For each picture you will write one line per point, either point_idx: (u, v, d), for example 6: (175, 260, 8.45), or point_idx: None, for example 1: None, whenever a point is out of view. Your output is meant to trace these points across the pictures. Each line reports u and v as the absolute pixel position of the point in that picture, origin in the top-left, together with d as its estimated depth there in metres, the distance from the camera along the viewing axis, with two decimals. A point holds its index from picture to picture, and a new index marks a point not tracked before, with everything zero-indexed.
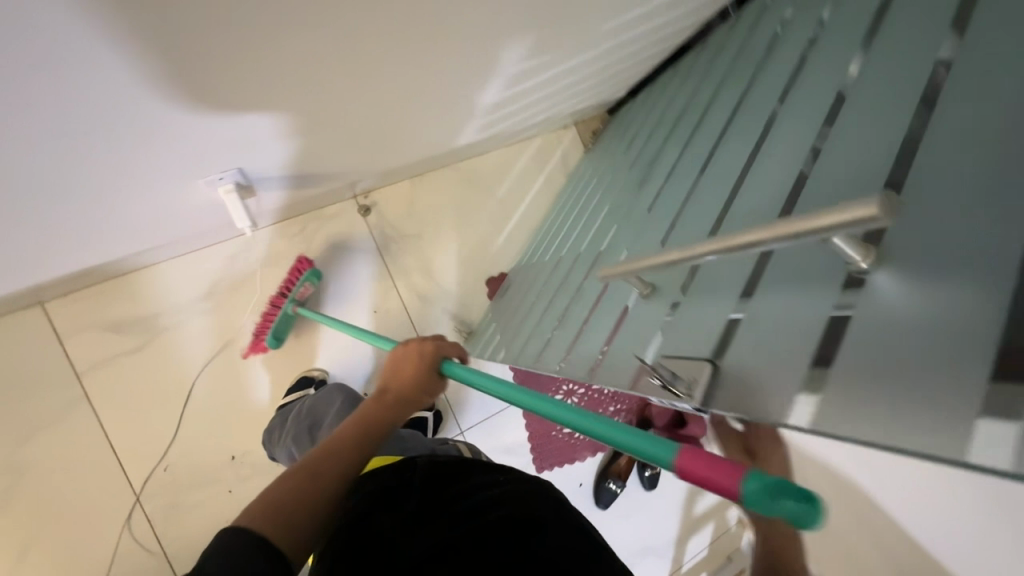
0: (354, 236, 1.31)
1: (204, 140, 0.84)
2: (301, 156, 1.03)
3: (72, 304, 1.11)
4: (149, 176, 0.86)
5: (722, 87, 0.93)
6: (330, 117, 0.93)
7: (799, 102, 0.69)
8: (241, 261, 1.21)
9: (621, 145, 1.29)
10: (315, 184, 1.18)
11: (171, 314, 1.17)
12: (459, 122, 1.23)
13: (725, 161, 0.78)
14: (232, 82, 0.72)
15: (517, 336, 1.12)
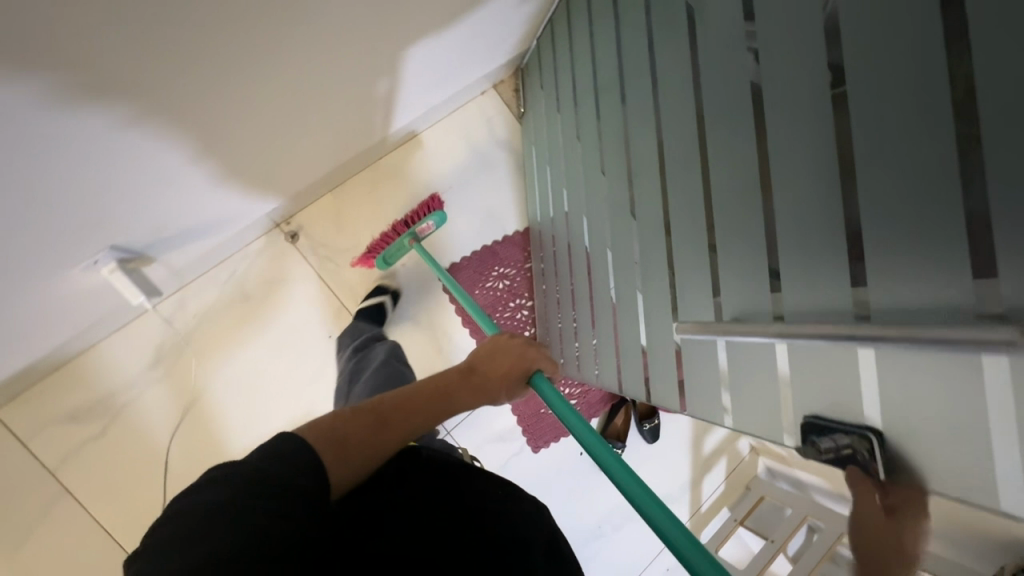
0: (289, 267, 1.25)
1: (53, 224, 0.77)
2: (193, 209, 0.99)
3: (21, 406, 1.10)
4: (35, 273, 0.83)
5: (655, 46, 0.81)
6: (189, 160, 0.87)
7: (769, 59, 0.56)
8: (178, 321, 1.18)
9: (567, 105, 1.19)
10: (215, 235, 1.11)
11: (123, 391, 1.14)
12: (362, 120, 1.14)
13: (723, 149, 0.66)
14: (39, 156, 0.66)
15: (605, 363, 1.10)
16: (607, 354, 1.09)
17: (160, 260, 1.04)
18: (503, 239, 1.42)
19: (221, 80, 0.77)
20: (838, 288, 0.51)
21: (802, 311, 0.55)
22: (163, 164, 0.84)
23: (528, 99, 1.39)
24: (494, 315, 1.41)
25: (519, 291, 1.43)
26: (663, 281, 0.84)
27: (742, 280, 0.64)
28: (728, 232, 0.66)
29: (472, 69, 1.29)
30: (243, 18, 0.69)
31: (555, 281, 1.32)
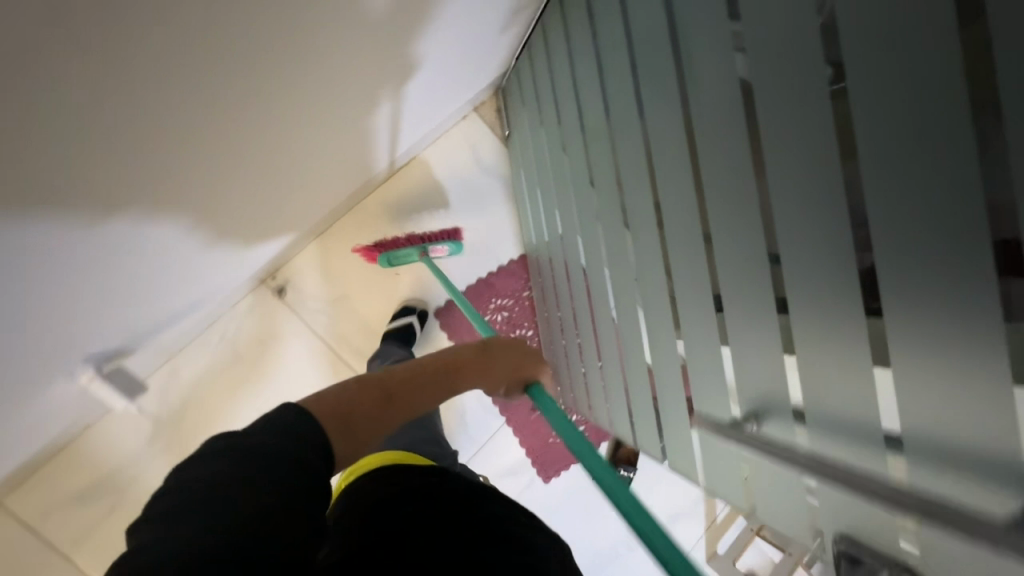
0: (281, 322, 1.21)
1: (24, 366, 0.73)
2: (171, 300, 0.94)
3: (26, 492, 1.09)
4: (22, 400, 0.80)
5: (644, 96, 0.75)
6: (156, 264, 0.82)
7: (775, 150, 0.52)
8: (174, 391, 1.15)
9: (553, 136, 1.13)
10: (197, 311, 1.07)
11: (127, 466, 1.13)
12: (341, 171, 1.09)
13: (730, 228, 0.61)
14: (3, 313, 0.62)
15: (615, 403, 1.08)
16: (618, 397, 1.07)
17: (143, 348, 1.01)
18: (498, 270, 1.38)
19: (188, 180, 0.72)
20: (865, 407, 0.48)
21: (826, 416, 0.52)
22: (139, 271, 0.80)
23: (512, 120, 1.32)
24: None
25: (519, 321, 1.40)
26: (672, 343, 0.80)
27: (758, 367, 0.61)
28: (739, 315, 0.62)
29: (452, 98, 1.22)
30: (199, 121, 0.64)
31: (557, 313, 1.29)
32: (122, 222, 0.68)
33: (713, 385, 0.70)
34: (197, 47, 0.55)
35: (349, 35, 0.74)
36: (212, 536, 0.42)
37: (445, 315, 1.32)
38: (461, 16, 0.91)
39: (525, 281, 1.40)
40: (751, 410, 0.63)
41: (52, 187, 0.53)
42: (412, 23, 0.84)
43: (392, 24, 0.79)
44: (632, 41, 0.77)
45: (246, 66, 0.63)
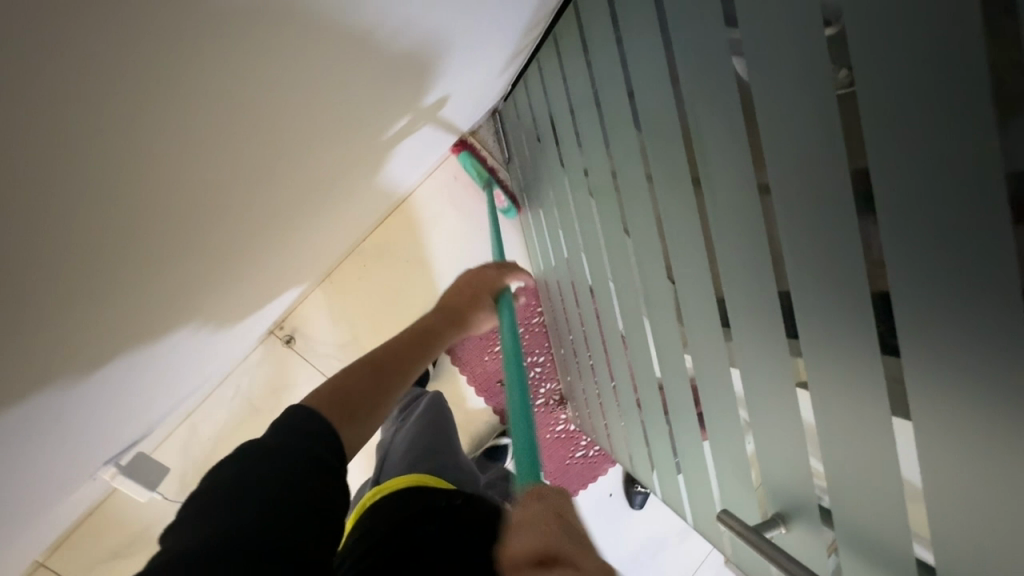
0: (293, 371, 1.23)
1: (46, 488, 0.76)
2: (180, 385, 0.95)
3: (64, 553, 1.13)
4: (43, 508, 0.81)
5: (647, 162, 0.72)
6: (160, 371, 0.83)
7: (798, 266, 0.48)
8: (194, 447, 1.17)
9: (553, 169, 1.08)
10: (206, 381, 1.09)
11: (157, 521, 1.17)
12: (340, 226, 1.07)
13: (749, 323, 0.58)
14: (23, 456, 0.63)
15: (631, 439, 1.09)
16: (636, 437, 1.06)
17: (156, 428, 1.03)
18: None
19: (184, 288, 0.70)
20: (901, 544, 0.46)
21: (856, 536, 0.50)
22: (145, 373, 0.79)
23: (510, 147, 1.28)
24: (508, 378, 1.43)
25: (531, 349, 1.43)
26: (690, 409, 0.78)
27: (784, 468, 0.58)
28: (761, 411, 0.59)
29: (447, 135, 1.19)
30: (185, 242, 0.62)
31: (572, 350, 1.28)
32: (119, 348, 0.66)
33: (733, 466, 0.68)
34: (168, 183, 0.51)
35: (336, 117, 0.70)
36: (241, 522, 0.47)
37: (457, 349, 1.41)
38: (450, 67, 0.86)
39: (535, 308, 1.42)
40: (777, 511, 0.61)
41: (44, 349, 0.52)
42: (399, 88, 0.78)
43: (376, 95, 0.74)
44: (634, 100, 0.72)
45: (225, 178, 0.59)
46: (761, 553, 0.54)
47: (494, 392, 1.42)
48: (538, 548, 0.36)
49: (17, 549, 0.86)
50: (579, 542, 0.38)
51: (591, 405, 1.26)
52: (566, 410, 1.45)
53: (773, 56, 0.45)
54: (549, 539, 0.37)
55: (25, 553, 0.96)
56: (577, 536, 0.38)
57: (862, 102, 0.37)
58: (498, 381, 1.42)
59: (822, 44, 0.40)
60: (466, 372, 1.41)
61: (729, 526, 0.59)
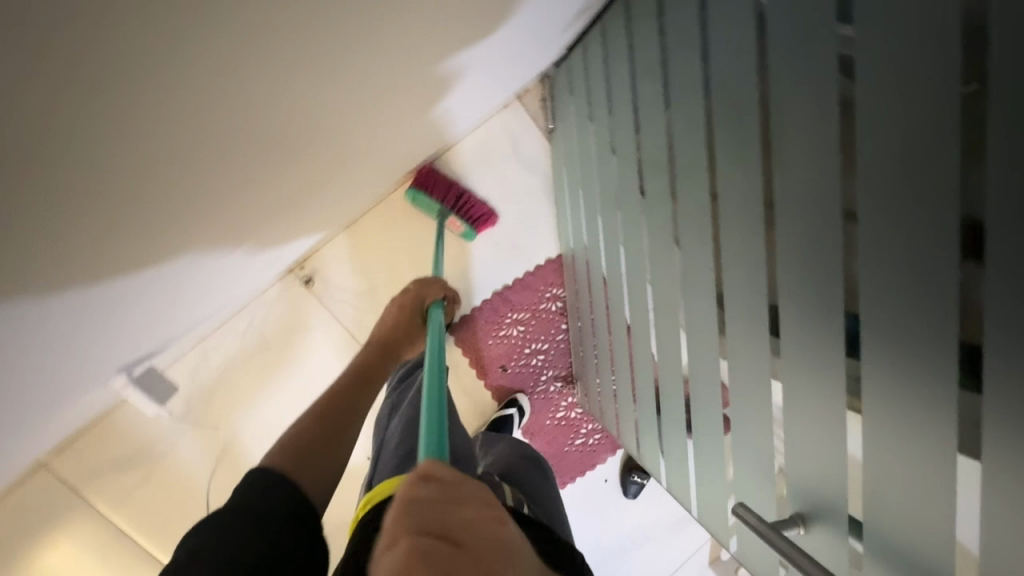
0: (307, 313, 1.21)
1: (54, 389, 0.75)
2: (195, 307, 0.94)
3: (69, 458, 1.15)
4: (50, 409, 0.81)
5: (712, 139, 0.68)
6: (179, 293, 0.82)
7: (871, 260, 0.44)
8: (202, 373, 1.18)
9: (601, 143, 1.04)
10: (219, 310, 1.07)
11: (160, 441, 1.18)
12: (374, 172, 1.04)
13: (803, 319, 0.54)
14: (41, 355, 0.63)
15: (642, 426, 1.07)
16: (649, 426, 1.04)
17: (170, 345, 1.03)
18: (513, 285, 1.34)
19: (219, 209, 0.68)
20: (941, 566, 0.43)
21: (890, 552, 0.48)
22: (169, 290, 0.78)
23: (557, 114, 1.24)
24: (509, 364, 1.39)
25: (535, 336, 1.37)
26: (716, 404, 0.75)
27: (816, 475, 0.55)
28: (798, 414, 0.56)
29: (495, 93, 1.14)
30: (218, 163, 0.59)
31: (591, 333, 1.25)
32: (151, 259, 0.65)
33: (755, 464, 0.66)
34: (208, 97, 0.48)
35: (393, 51, 0.66)
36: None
37: (459, 330, 1.35)
38: (513, 15, 0.81)
39: (542, 293, 1.36)
40: (797, 511, 0.59)
41: (77, 246, 0.50)
42: (461, 27, 0.74)
43: (438, 32, 0.70)
44: (707, 69, 0.67)
45: (270, 100, 0.56)
46: (778, 548, 0.52)
47: (495, 376, 1.39)
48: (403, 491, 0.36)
49: (20, 450, 0.87)
50: (440, 513, 0.34)
51: (602, 388, 1.23)
52: (571, 393, 1.42)
53: (880, 23, 0.39)
54: (412, 493, 0.35)
55: (30, 453, 0.97)
56: (436, 512, 0.34)
57: (992, 82, 0.31)
58: (500, 366, 1.39)
59: (954, 8, 0.34)
60: (469, 355, 1.37)
61: (746, 520, 0.57)
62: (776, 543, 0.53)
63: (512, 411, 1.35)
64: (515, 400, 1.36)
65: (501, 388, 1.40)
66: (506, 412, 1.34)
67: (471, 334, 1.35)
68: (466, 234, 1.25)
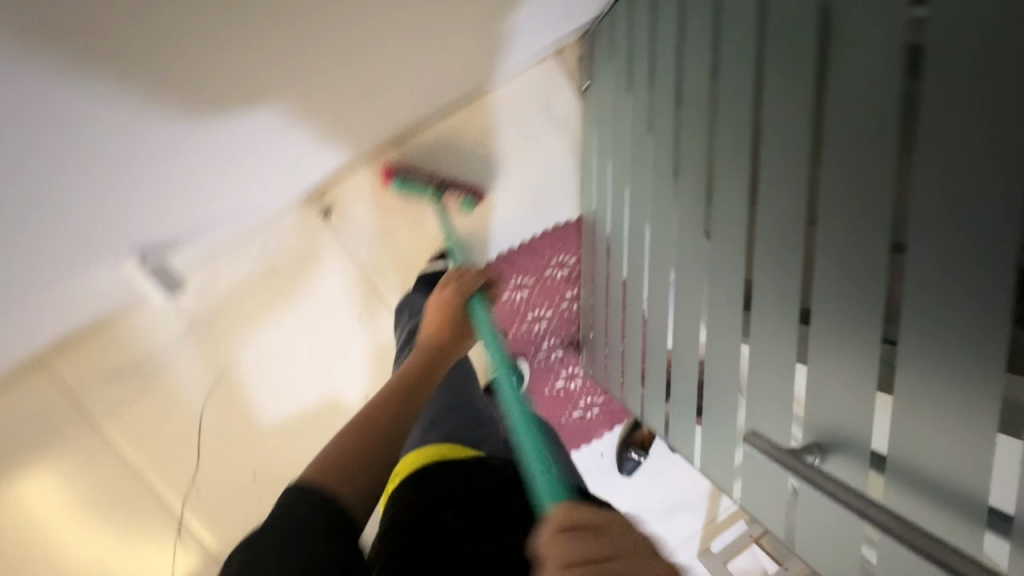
0: (322, 244, 1.21)
1: (67, 235, 0.75)
2: (216, 201, 0.94)
3: (67, 360, 1.15)
4: (62, 265, 0.81)
5: (762, 71, 0.66)
6: (198, 164, 0.81)
7: (928, 165, 0.43)
8: (211, 291, 1.17)
9: (638, 97, 1.03)
10: (237, 222, 1.07)
11: (160, 354, 1.18)
12: (407, 101, 1.03)
13: (844, 242, 0.53)
14: (55, 178, 0.62)
15: (650, 388, 1.05)
16: (658, 390, 1.02)
17: (188, 244, 1.02)
18: (520, 247, 1.30)
19: (227, 60, 0.66)
20: (961, 482, 0.42)
21: (905, 473, 0.47)
22: (186, 157, 0.77)
23: (594, 72, 1.22)
24: (509, 329, 1.32)
25: (539, 302, 1.32)
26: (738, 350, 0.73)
27: (842, 401, 0.55)
28: (830, 341, 0.56)
29: (535, 41, 1.13)
30: None
31: (604, 299, 1.22)
32: (147, 93, 0.63)
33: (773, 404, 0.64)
34: None
35: None
36: None
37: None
38: None
39: (547, 259, 1.32)
40: (815, 441, 0.58)
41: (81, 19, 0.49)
42: None
43: None
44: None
45: None
46: (791, 468, 0.50)
47: None
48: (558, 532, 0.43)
49: (29, 313, 0.88)
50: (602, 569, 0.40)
51: (610, 352, 1.21)
52: (572, 364, 1.36)
53: None
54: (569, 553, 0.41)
55: (39, 330, 0.98)
56: (598, 570, 0.40)
57: None
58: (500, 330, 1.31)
59: None
60: None
61: (758, 446, 0.54)
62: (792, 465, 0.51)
63: None
64: (514, 363, 1.30)
65: None
66: (504, 376, 1.28)
67: None
68: (463, 208, 1.22)
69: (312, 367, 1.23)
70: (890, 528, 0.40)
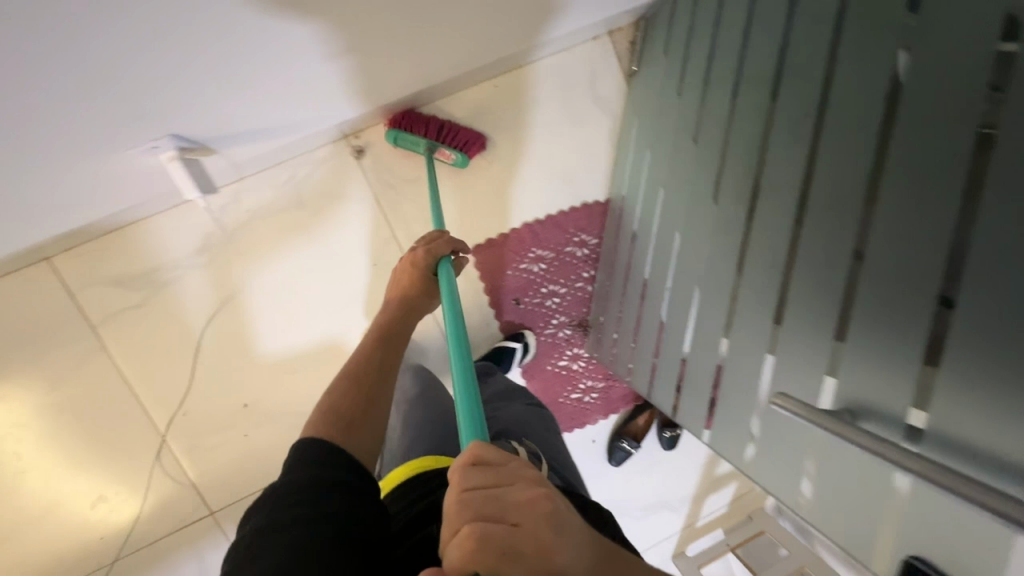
0: (350, 184, 1.20)
1: (119, 106, 0.74)
2: (259, 113, 0.93)
3: (77, 258, 1.13)
4: (105, 139, 0.80)
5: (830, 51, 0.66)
6: (256, 63, 0.80)
7: (1015, 127, 0.43)
8: (231, 213, 1.16)
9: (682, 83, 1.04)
10: (270, 142, 1.05)
11: (170, 268, 1.16)
12: (461, 47, 1.03)
13: (903, 212, 0.53)
14: (128, 29, 0.62)
15: (659, 371, 1.04)
16: (667, 373, 1.01)
17: (222, 151, 1.00)
18: (545, 219, 1.30)
19: None
20: (1007, 448, 0.42)
21: (941, 439, 0.48)
22: (251, 53, 0.77)
23: (644, 56, 1.22)
24: (522, 300, 1.31)
25: (555, 277, 1.31)
26: (765, 326, 0.73)
27: (876, 373, 0.55)
28: (875, 314, 0.55)
29: (593, 13, 1.13)
30: None
31: (621, 281, 1.21)
32: None
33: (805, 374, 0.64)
34: None
35: None
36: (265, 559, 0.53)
37: (482, 252, 1.28)
38: None
39: (570, 236, 1.31)
40: (846, 408, 0.58)
41: None
42: None
43: None
44: None
45: None
46: (822, 426, 0.52)
47: (506, 309, 1.30)
48: (450, 534, 0.42)
49: (53, 185, 0.85)
50: (491, 498, 0.43)
51: (619, 335, 1.21)
52: (578, 345, 1.35)
53: None
54: (464, 481, 0.44)
55: (56, 215, 0.95)
56: (490, 496, 0.43)
57: None
58: (513, 300, 1.31)
59: None
60: (484, 279, 1.29)
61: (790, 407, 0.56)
62: (828, 426, 0.52)
63: (515, 344, 1.27)
64: (522, 334, 1.29)
65: (509, 322, 1.31)
66: (509, 344, 1.27)
67: (491, 259, 1.28)
68: (457, 162, 1.21)
69: (318, 307, 1.22)
70: (924, 473, 0.41)
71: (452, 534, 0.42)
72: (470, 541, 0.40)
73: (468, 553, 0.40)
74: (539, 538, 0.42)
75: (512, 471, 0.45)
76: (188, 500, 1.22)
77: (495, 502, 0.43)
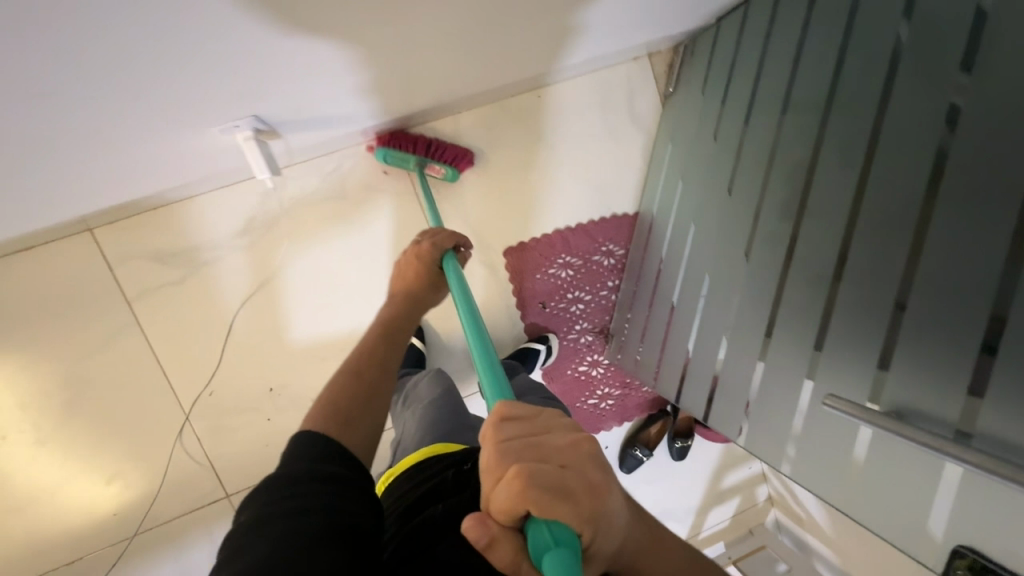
0: (392, 179, 1.23)
1: (223, 99, 0.78)
2: (331, 106, 0.97)
3: (120, 232, 1.14)
4: (199, 125, 0.83)
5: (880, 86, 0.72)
6: (355, 67, 0.84)
7: None
8: (275, 199, 1.19)
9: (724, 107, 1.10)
10: (325, 132, 1.09)
11: (210, 249, 1.18)
12: (519, 59, 1.08)
13: (954, 238, 0.58)
14: (265, 42, 0.66)
15: (686, 378, 1.08)
16: (694, 381, 1.05)
17: (284, 137, 1.03)
18: (575, 227, 1.34)
19: None
20: None
21: (992, 442, 0.52)
22: (353, 61, 0.81)
23: (682, 79, 1.29)
24: (548, 303, 1.35)
25: (581, 284, 1.35)
26: (804, 337, 0.77)
27: (922, 382, 0.60)
28: (923, 329, 0.60)
29: (640, 36, 1.20)
30: None
31: (648, 291, 1.26)
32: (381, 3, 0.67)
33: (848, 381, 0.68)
34: None
35: None
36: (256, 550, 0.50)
37: (513, 255, 1.32)
38: None
39: (598, 245, 1.36)
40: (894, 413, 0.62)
41: None
42: None
43: None
44: None
45: None
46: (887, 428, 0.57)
47: (532, 311, 1.34)
48: (495, 481, 0.43)
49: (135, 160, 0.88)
50: (532, 444, 0.44)
51: (643, 344, 1.25)
52: (598, 352, 1.39)
53: None
54: (500, 432, 0.45)
55: (117, 185, 0.96)
56: (530, 443, 0.44)
57: None
58: (539, 303, 1.34)
59: None
60: (512, 281, 1.32)
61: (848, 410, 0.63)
62: (890, 428, 0.58)
63: (539, 346, 1.30)
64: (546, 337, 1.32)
65: (534, 325, 1.34)
66: (533, 346, 1.30)
67: (521, 261, 1.32)
68: (448, 176, 1.23)
69: (351, 296, 1.24)
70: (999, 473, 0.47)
71: (497, 480, 0.42)
72: (520, 482, 0.41)
73: (519, 490, 0.40)
74: (587, 476, 0.44)
75: (545, 421, 0.46)
76: (207, 482, 1.22)
77: (537, 448, 0.44)
